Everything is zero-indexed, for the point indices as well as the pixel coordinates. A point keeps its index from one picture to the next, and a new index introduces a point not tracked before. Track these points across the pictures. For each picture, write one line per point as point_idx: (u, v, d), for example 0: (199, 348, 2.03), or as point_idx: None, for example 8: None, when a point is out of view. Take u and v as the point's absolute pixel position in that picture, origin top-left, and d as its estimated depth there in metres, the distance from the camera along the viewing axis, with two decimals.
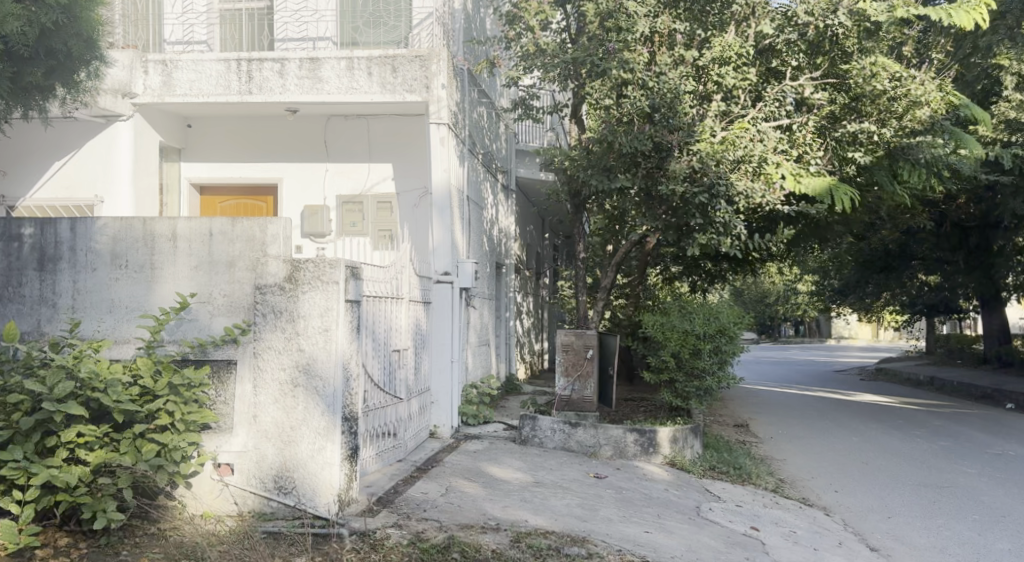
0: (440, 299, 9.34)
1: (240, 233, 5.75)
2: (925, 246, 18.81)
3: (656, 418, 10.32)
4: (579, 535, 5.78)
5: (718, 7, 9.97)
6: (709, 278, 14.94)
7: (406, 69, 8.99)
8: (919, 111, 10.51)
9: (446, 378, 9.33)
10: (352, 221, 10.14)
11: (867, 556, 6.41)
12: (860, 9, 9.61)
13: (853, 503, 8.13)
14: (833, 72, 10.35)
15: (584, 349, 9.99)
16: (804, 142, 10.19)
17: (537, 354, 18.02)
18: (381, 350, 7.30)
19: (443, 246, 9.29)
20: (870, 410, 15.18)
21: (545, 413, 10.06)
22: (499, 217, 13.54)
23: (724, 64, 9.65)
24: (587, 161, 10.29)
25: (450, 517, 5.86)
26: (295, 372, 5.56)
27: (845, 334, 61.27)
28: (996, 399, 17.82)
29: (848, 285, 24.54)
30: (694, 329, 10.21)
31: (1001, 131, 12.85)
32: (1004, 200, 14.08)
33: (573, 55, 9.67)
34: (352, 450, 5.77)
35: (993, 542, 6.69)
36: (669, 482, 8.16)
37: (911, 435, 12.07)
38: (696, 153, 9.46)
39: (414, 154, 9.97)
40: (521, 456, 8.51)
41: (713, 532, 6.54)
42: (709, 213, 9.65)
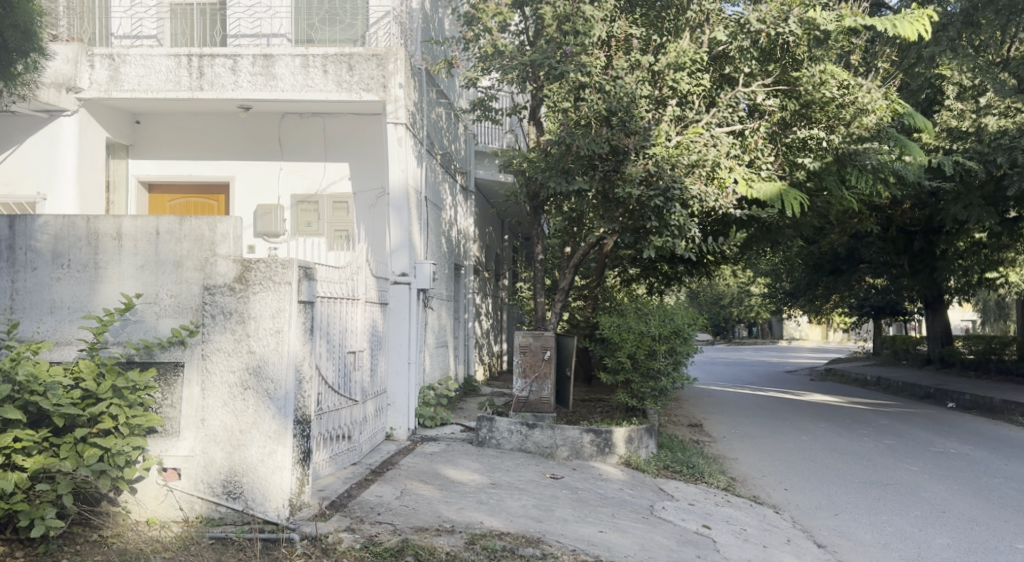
0: (398, 300, 9.26)
1: (188, 232, 5.61)
2: (873, 249, 19.32)
3: (612, 419, 10.39)
4: (534, 536, 5.78)
5: (674, 13, 10.19)
6: (665, 280, 15.14)
7: (363, 68, 8.90)
8: (865, 118, 10.60)
9: (403, 379, 9.25)
10: (307, 221, 10.04)
11: (815, 552, 6.54)
12: (809, 18, 9.97)
13: (801, 500, 8.29)
14: (783, 80, 10.57)
15: (541, 350, 10.03)
16: (756, 147, 10.41)
17: (495, 355, 18.01)
18: (335, 351, 7.22)
19: (400, 246, 9.23)
20: (820, 409, 15.51)
21: (502, 414, 10.06)
22: (458, 219, 13.52)
23: (679, 69, 9.85)
24: (546, 163, 10.25)
25: (405, 520, 5.82)
26: (245, 373, 5.49)
27: (796, 335, 62.59)
28: (939, 399, 18.35)
29: (800, 287, 25.13)
30: (650, 330, 10.28)
31: (943, 139, 13.20)
32: (946, 206, 14.49)
33: (530, 57, 9.75)
34: (304, 453, 5.71)
35: (934, 537, 6.88)
36: (624, 481, 8.21)
37: (859, 434, 12.36)
38: (651, 157, 9.59)
39: (370, 154, 9.88)
40: (477, 457, 8.49)
41: (666, 531, 6.61)
42: (664, 216, 9.72)
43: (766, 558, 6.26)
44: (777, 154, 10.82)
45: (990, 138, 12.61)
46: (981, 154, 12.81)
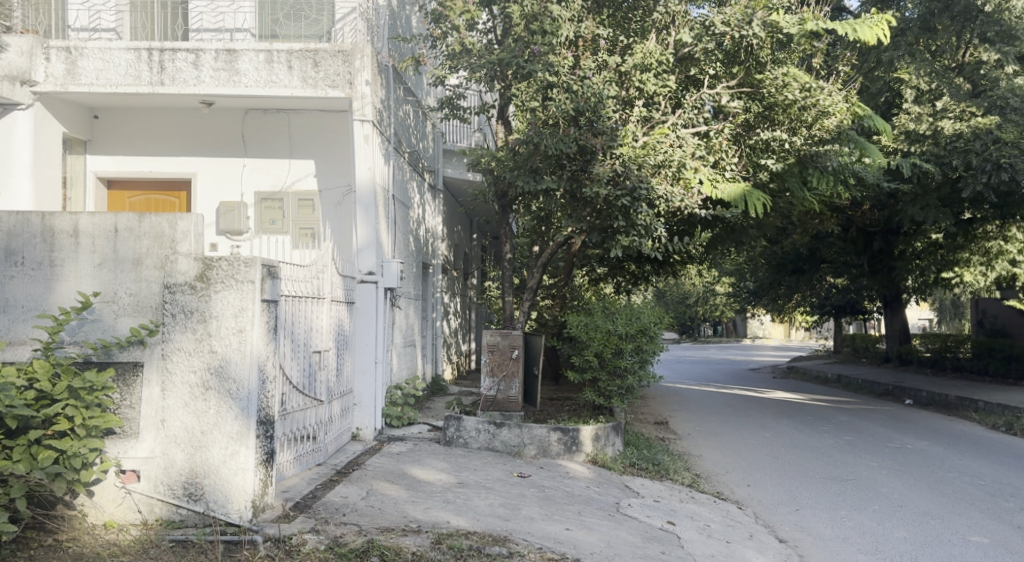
0: (364, 299, 9.17)
1: (147, 230, 5.48)
2: (834, 249, 19.68)
3: (579, 417, 10.39)
4: (500, 534, 5.77)
5: (641, 14, 10.56)
6: (633, 280, 15.21)
7: (328, 64, 8.82)
8: (826, 120, 10.66)
9: (370, 379, 9.17)
10: (271, 218, 9.92)
11: (777, 547, 6.63)
12: (772, 21, 10.05)
13: (764, 496, 8.39)
14: (748, 82, 10.66)
15: (509, 349, 10.00)
16: (720, 149, 10.46)
17: (464, 354, 18.00)
18: (300, 351, 7.13)
19: (367, 245, 9.16)
20: (783, 406, 15.73)
21: (470, 414, 10.02)
22: (426, 217, 13.46)
23: (645, 70, 9.89)
24: (514, 162, 10.26)
25: (370, 520, 5.77)
26: (206, 374, 5.41)
27: (759, 334, 63.47)
28: (897, 396, 18.73)
29: (763, 286, 25.49)
30: (617, 329, 10.32)
31: (901, 142, 13.30)
32: (904, 208, 14.74)
33: (498, 56, 9.74)
34: (268, 455, 5.64)
35: (892, 531, 7.01)
36: (591, 479, 8.24)
37: (820, 430, 12.56)
38: (618, 157, 9.62)
39: (337, 151, 9.78)
40: (444, 457, 8.46)
41: (632, 527, 6.64)
42: (631, 216, 9.76)
43: (729, 554, 6.32)
44: (740, 155, 10.95)
45: (945, 141, 12.85)
46: (937, 157, 13.07)
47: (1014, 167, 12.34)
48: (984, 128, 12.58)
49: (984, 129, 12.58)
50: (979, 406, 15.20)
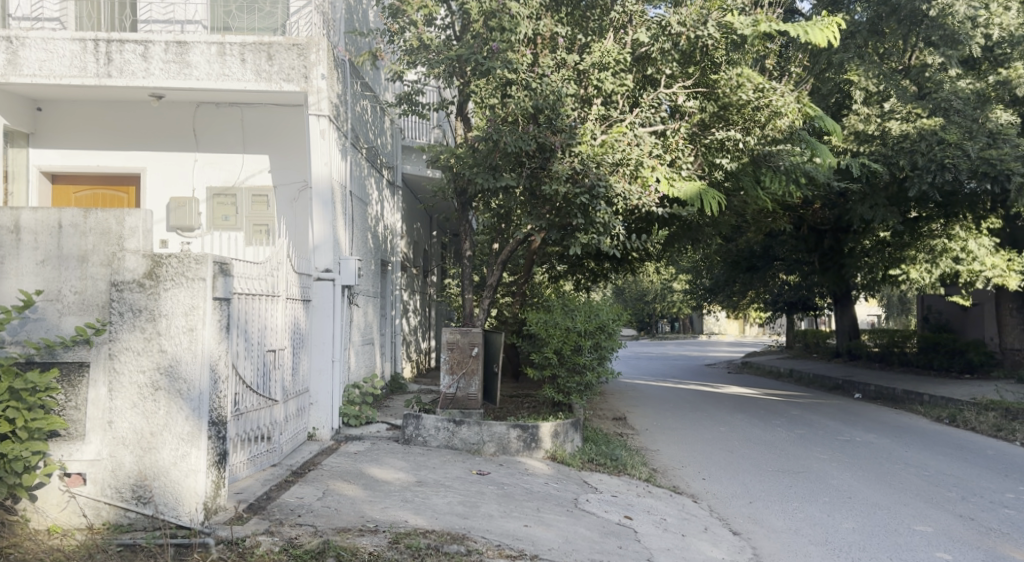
0: (322, 297, 9.08)
1: (94, 226, 5.34)
2: (787, 246, 20.10)
3: (538, 414, 10.43)
4: (458, 532, 5.76)
5: (598, 13, 10.60)
6: (592, 277, 15.27)
7: (283, 58, 8.68)
8: (779, 120, 10.82)
9: (327, 379, 9.07)
10: (224, 215, 9.74)
11: (730, 540, 6.73)
12: (726, 22, 10.25)
13: (718, 489, 8.52)
14: (704, 82, 10.81)
15: (469, 347, 10.00)
16: (677, 147, 10.64)
17: (423, 352, 17.93)
18: (254, 350, 7.03)
19: (324, 242, 9.09)
20: (738, 401, 15.98)
21: (429, 411, 9.98)
22: (385, 214, 13.36)
23: (603, 69, 9.98)
24: (473, 159, 10.21)
25: (326, 521, 5.71)
26: (156, 374, 5.31)
27: (716, 331, 64.41)
28: (847, 390, 19.16)
29: (719, 283, 25.92)
30: (576, 326, 10.36)
31: (851, 142, 13.68)
32: (853, 207, 15.11)
33: (456, 52, 9.80)
34: (220, 456, 5.59)
35: (841, 522, 7.16)
36: (550, 476, 8.27)
37: (773, 424, 12.79)
38: (577, 155, 9.63)
39: (292, 147, 9.64)
40: (403, 455, 8.41)
41: (590, 523, 6.68)
42: (590, 214, 9.78)
43: (684, 548, 6.41)
44: (696, 155, 11.08)
45: (892, 142, 13.31)
46: (885, 157, 13.48)
47: (957, 167, 12.81)
48: (929, 129, 13.00)
49: (929, 129, 13.01)
50: (925, 398, 15.62)
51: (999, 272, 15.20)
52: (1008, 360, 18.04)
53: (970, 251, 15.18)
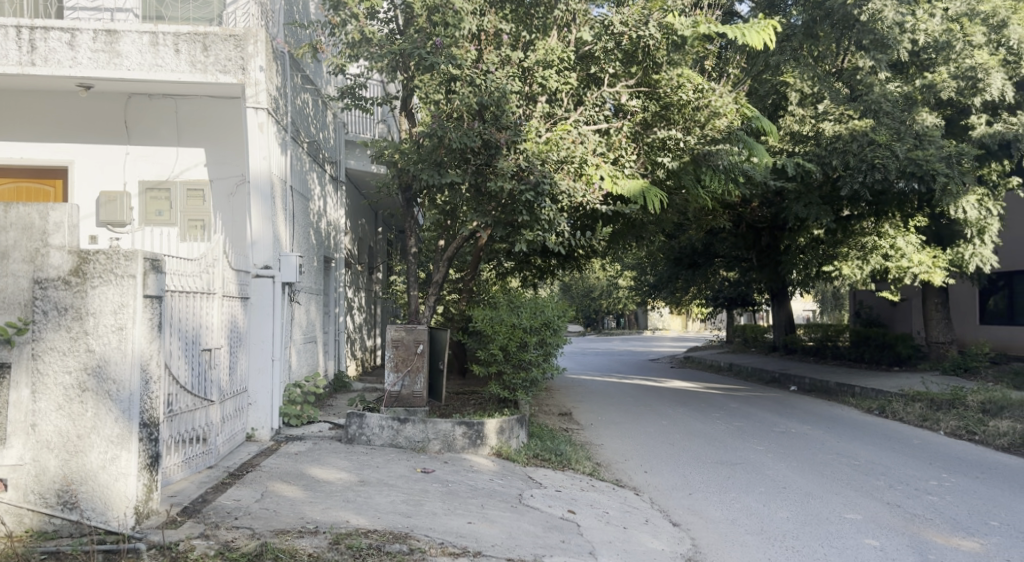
0: (260, 294, 8.86)
1: (15, 221, 5.08)
2: (727, 243, 20.53)
3: (484, 410, 10.44)
4: (401, 531, 5.71)
5: (542, 10, 10.54)
6: (539, 273, 15.34)
7: (219, 49, 8.49)
8: (718, 120, 10.98)
9: (266, 378, 8.88)
10: (157, 209, 9.48)
11: (670, 531, 6.83)
12: (667, 23, 10.32)
13: (659, 482, 8.64)
14: (646, 82, 10.92)
15: (414, 344, 9.92)
16: (620, 146, 10.76)
17: (368, 350, 17.76)
18: (188, 350, 6.85)
19: (262, 238, 8.88)
20: (680, 395, 16.24)
21: (373, 409, 9.87)
22: (328, 210, 13.15)
23: (547, 67, 9.98)
24: (417, 155, 10.09)
25: (264, 523, 5.60)
26: (83, 375, 5.14)
27: (659, 326, 65.37)
28: (784, 383, 19.67)
29: (662, 280, 26.32)
30: (521, 322, 10.36)
31: (787, 142, 14.06)
32: (789, 204, 15.47)
33: (400, 47, 9.73)
34: (152, 458, 5.42)
35: (776, 511, 7.34)
36: (494, 472, 8.25)
37: (713, 417, 13.02)
38: (522, 152, 9.65)
39: (229, 140, 9.39)
40: (345, 455, 8.30)
41: (533, 518, 6.70)
42: (535, 210, 9.75)
43: (626, 540, 6.48)
44: (638, 153, 11.19)
45: (826, 142, 13.62)
46: (819, 157, 13.86)
47: (886, 168, 13.28)
48: (860, 130, 13.38)
49: (861, 131, 13.38)
50: (857, 390, 16.11)
51: (925, 268, 15.30)
52: (933, 352, 18.47)
53: (898, 248, 15.45)
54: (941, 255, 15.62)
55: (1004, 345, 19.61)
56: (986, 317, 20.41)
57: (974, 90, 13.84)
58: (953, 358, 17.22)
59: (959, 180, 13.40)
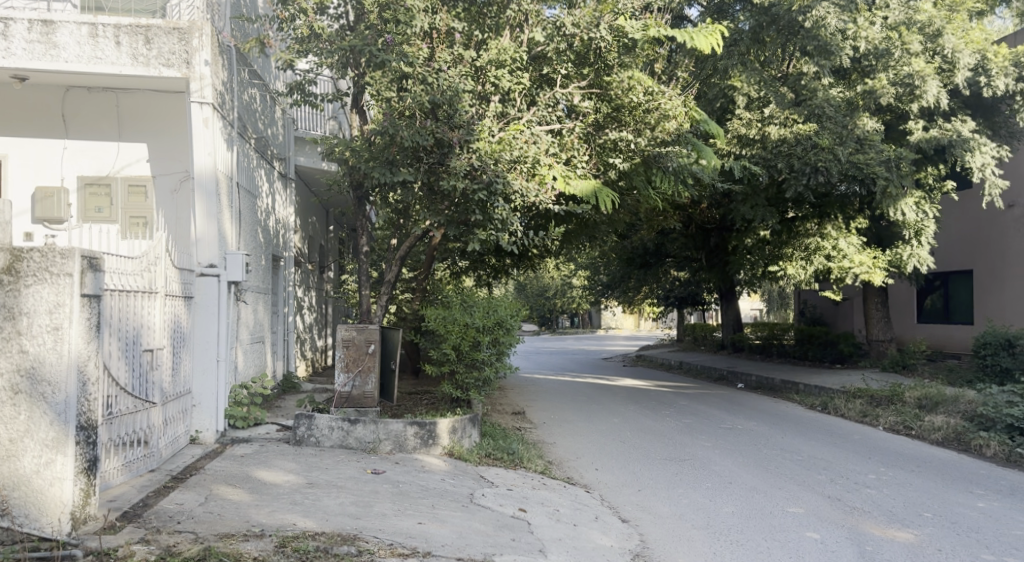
0: (204, 293, 8.66)
1: None
2: (678, 243, 20.84)
3: (436, 410, 10.39)
4: (349, 533, 5.65)
5: (495, 10, 10.60)
6: (493, 273, 15.37)
7: (162, 42, 8.28)
8: (668, 123, 11.06)
9: (211, 379, 8.68)
10: (97, 206, 9.23)
11: (620, 528, 6.89)
12: (618, 26, 10.45)
13: (610, 479, 8.71)
14: (598, 83, 11.01)
15: (365, 344, 9.83)
16: (573, 147, 10.83)
17: (319, 350, 17.52)
18: (128, 350, 6.68)
19: (207, 235, 8.70)
20: (630, 393, 16.37)
21: (323, 410, 9.75)
22: (276, 207, 12.92)
23: (500, 67, 10.01)
24: (369, 153, 9.92)
25: (207, 527, 5.48)
26: (16, 377, 5.01)
27: (611, 325, 65.96)
28: (731, 381, 20.03)
29: (615, 280, 26.59)
30: (474, 321, 10.34)
31: (734, 145, 14.27)
32: (737, 206, 15.76)
33: (350, 43, 9.57)
34: (90, 462, 5.25)
35: (722, 506, 7.46)
36: (446, 472, 8.22)
37: (663, 414, 13.16)
38: (475, 151, 9.57)
39: (172, 135, 9.15)
40: (293, 457, 8.18)
41: (484, 518, 6.68)
42: (488, 210, 9.74)
43: (576, 537, 6.52)
44: (591, 154, 11.28)
45: (772, 145, 13.97)
46: (764, 160, 14.19)
47: (828, 170, 13.65)
48: (804, 134, 13.74)
49: (805, 134, 13.73)
50: (801, 387, 16.49)
51: (866, 268, 15.50)
52: (873, 350, 18.98)
53: (840, 249, 15.70)
54: (882, 256, 15.93)
55: (940, 342, 20.26)
56: (922, 316, 21.07)
57: (912, 97, 14.23)
58: (893, 355, 17.75)
59: (898, 183, 13.83)
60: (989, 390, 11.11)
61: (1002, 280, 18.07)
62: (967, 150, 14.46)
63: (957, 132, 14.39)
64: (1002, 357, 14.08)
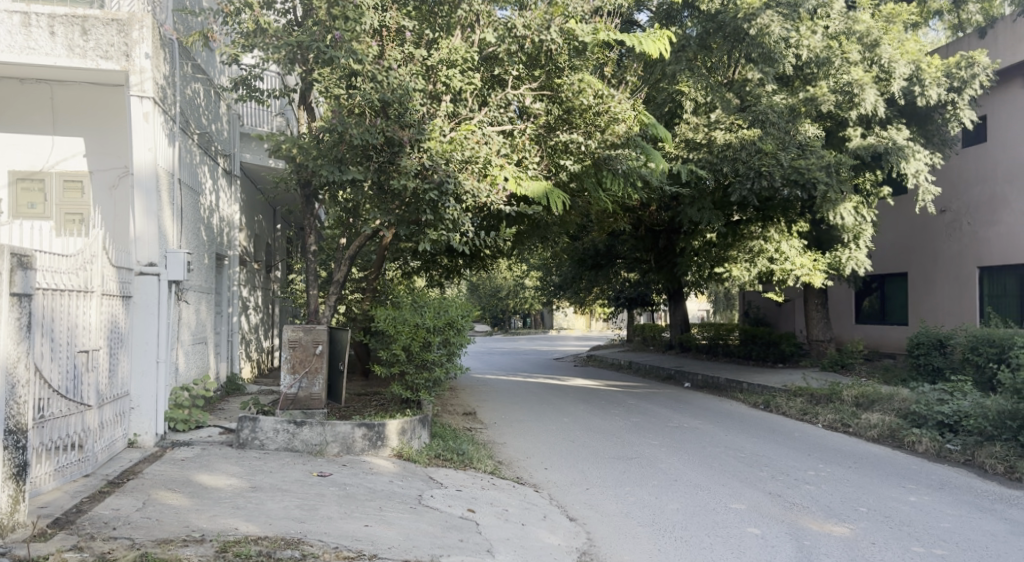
0: (144, 292, 8.42)
1: None
2: (628, 245, 21.04)
3: (386, 411, 10.28)
4: (294, 537, 5.56)
5: (446, 10, 10.52)
6: (445, 273, 15.31)
7: (100, 33, 8.06)
8: (617, 126, 11.17)
9: (151, 380, 8.47)
10: (30, 202, 9.07)
11: (568, 527, 6.91)
12: (568, 29, 10.47)
13: (558, 478, 8.74)
14: (549, 85, 11.10)
15: (312, 345, 9.69)
16: (523, 148, 10.94)
17: (265, 351, 17.21)
18: (62, 352, 6.47)
19: (146, 234, 8.45)
20: (580, 393, 16.46)
21: (268, 413, 9.57)
22: (220, 204, 12.64)
23: (451, 67, 9.99)
24: (317, 150, 9.78)
25: (145, 533, 5.34)
26: None
27: (562, 326, 66.35)
28: (677, 380, 20.33)
29: (566, 281, 26.77)
30: (424, 322, 10.26)
31: (682, 149, 14.49)
32: (685, 208, 16.00)
33: (297, 39, 9.44)
34: (19, 467, 5.09)
35: (667, 503, 7.55)
36: (394, 473, 8.15)
37: (611, 414, 13.26)
38: (426, 151, 9.55)
39: (110, 129, 8.90)
40: (236, 460, 8.01)
41: (432, 519, 6.64)
42: (439, 210, 9.70)
43: (524, 537, 6.52)
44: (542, 155, 11.32)
45: (718, 150, 14.15)
46: (711, 164, 14.37)
47: (771, 175, 14.00)
48: (748, 139, 13.99)
49: (749, 140, 13.99)
50: (744, 386, 16.79)
51: (806, 270, 15.92)
52: (814, 349, 19.45)
53: (782, 252, 16.02)
54: (822, 258, 16.34)
55: (876, 343, 20.84)
56: (861, 317, 21.63)
57: (851, 105, 14.57)
58: (832, 355, 18.20)
59: (837, 188, 14.20)
60: (922, 389, 11.47)
61: (937, 283, 18.67)
62: (902, 158, 14.88)
63: (892, 139, 14.85)
64: (934, 357, 14.56)
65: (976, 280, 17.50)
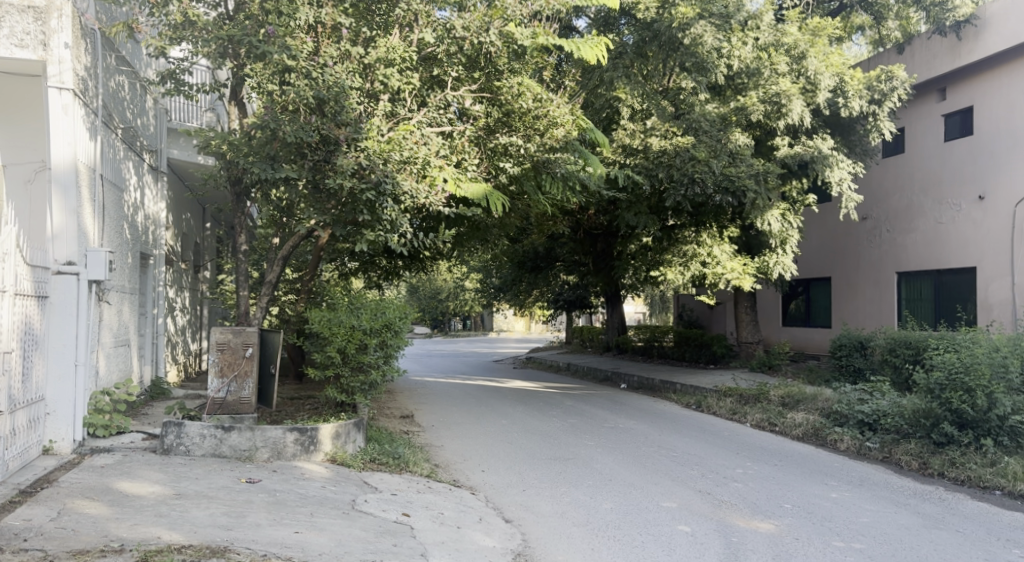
0: (62, 293, 8.07)
1: None
2: (566, 248, 21.20)
3: (319, 415, 10.08)
4: (219, 545, 5.40)
5: (384, 8, 10.35)
6: (383, 275, 15.14)
7: (14, 20, 7.78)
8: (556, 130, 11.25)
9: (70, 385, 8.11)
10: None
11: (502, 528, 6.90)
12: (507, 32, 10.44)
13: (494, 480, 8.71)
14: (488, 88, 11.06)
15: (242, 347, 9.44)
16: (463, 149, 10.80)
17: (193, 353, 16.72)
18: None
19: (64, 232, 8.10)
20: (517, 394, 16.48)
21: (194, 418, 9.26)
22: (145, 202, 12.22)
23: (388, 65, 9.84)
24: (248, 147, 9.64)
25: (59, 544, 5.12)
26: None
27: (502, 327, 66.48)
28: (614, 381, 20.54)
29: (506, 283, 26.84)
30: (360, 324, 10.10)
31: (619, 154, 14.51)
32: (622, 212, 16.17)
33: (228, 33, 9.26)
34: None
35: (601, 503, 7.60)
36: (327, 479, 7.99)
37: (548, 415, 13.30)
38: (363, 150, 9.38)
39: (27, 123, 8.51)
40: (160, 467, 7.74)
41: (365, 524, 6.53)
42: (376, 210, 9.59)
43: (458, 540, 6.46)
44: (482, 157, 11.29)
45: (653, 156, 14.35)
46: (647, 170, 14.57)
47: (704, 181, 14.28)
48: (682, 146, 14.24)
49: (683, 147, 14.24)
50: (678, 387, 17.07)
51: (737, 274, 16.25)
52: (744, 351, 19.90)
53: (714, 256, 16.34)
54: (751, 262, 16.73)
55: (802, 344, 21.41)
56: (789, 319, 22.21)
57: (779, 114, 14.95)
58: (762, 356, 18.64)
59: (765, 196, 14.62)
60: (844, 389, 11.86)
61: (860, 287, 19.29)
62: (826, 166, 15.39)
63: (818, 148, 15.28)
64: (856, 358, 15.06)
65: (897, 284, 18.14)
